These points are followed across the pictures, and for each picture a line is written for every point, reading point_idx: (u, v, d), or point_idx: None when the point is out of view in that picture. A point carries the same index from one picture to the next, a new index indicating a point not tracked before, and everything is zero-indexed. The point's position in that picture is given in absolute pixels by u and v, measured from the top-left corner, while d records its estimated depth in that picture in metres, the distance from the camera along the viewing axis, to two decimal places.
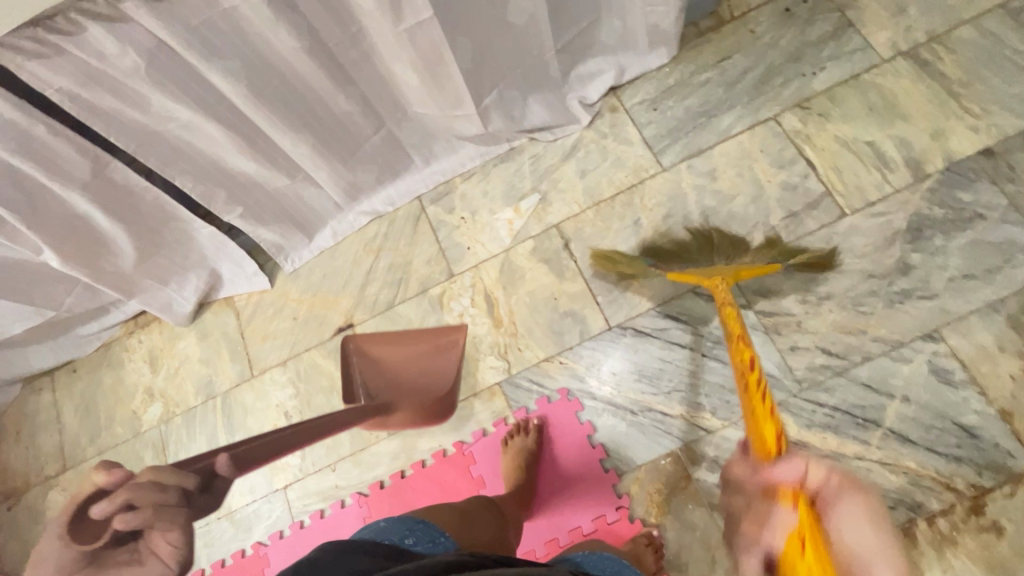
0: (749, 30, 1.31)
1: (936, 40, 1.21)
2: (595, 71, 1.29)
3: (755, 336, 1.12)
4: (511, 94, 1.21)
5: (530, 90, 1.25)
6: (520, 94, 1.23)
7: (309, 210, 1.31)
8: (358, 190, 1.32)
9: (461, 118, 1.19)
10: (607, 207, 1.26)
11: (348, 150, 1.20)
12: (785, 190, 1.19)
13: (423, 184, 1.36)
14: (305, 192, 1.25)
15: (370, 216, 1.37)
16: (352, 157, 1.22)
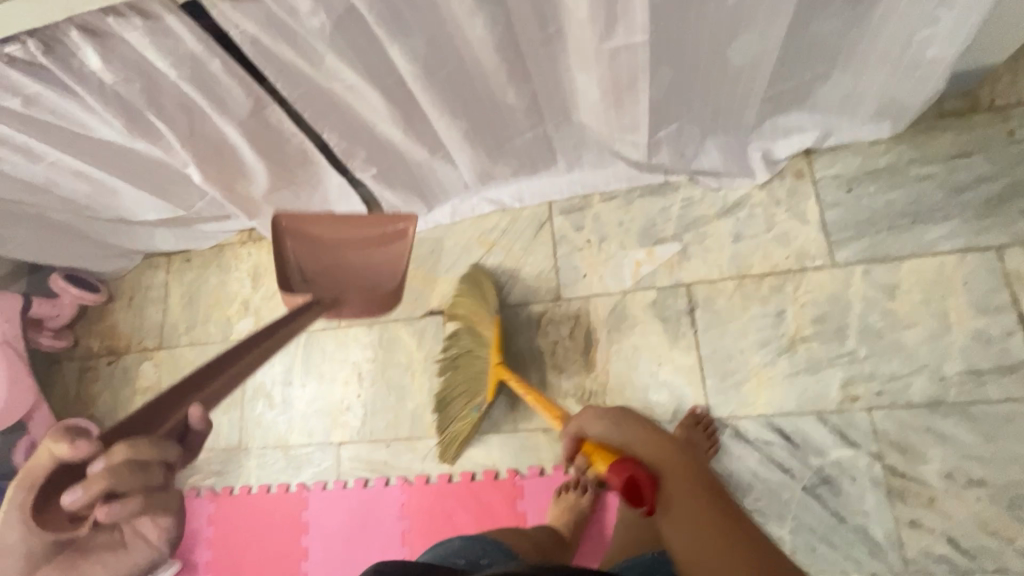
0: (1006, 130, 1.06)
1: None
2: (796, 127, 1.09)
3: (873, 491, 0.98)
4: (691, 130, 1.07)
5: (713, 129, 1.08)
6: (701, 131, 1.08)
7: (438, 184, 1.24)
8: (491, 179, 1.23)
9: (627, 142, 1.09)
10: (751, 284, 1.11)
11: (497, 142, 1.10)
12: (977, 340, 0.99)
13: (558, 191, 1.25)
14: (440, 168, 1.18)
15: (494, 206, 1.29)
16: (499, 148, 1.12)
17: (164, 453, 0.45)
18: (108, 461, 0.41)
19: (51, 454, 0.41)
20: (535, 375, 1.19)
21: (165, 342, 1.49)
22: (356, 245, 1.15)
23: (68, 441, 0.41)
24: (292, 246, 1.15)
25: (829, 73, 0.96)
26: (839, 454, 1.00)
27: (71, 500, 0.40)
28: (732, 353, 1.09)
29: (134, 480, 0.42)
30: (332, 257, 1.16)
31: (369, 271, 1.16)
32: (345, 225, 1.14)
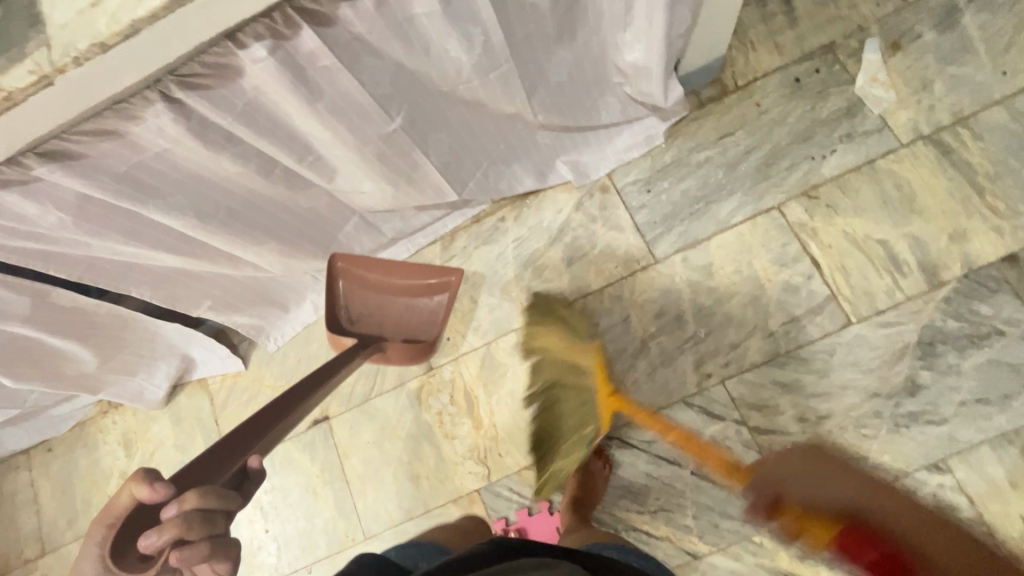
0: (754, 103, 1.20)
1: (960, 124, 1.11)
2: (585, 142, 1.17)
3: (748, 454, 1.06)
4: (496, 168, 1.12)
5: (510, 161, 1.13)
6: (503, 165, 1.13)
7: (287, 287, 1.21)
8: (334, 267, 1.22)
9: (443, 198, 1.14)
10: (594, 301, 1.18)
11: (325, 237, 1.10)
12: (786, 292, 1.10)
13: (406, 249, 1.27)
14: (282, 278, 1.16)
15: None
16: (331, 242, 1.13)
17: (223, 506, 0.51)
18: (179, 508, 0.48)
19: (136, 495, 0.49)
20: (431, 451, 1.20)
21: (47, 546, 1.36)
22: (402, 292, 1.23)
23: (147, 485, 0.49)
24: (351, 289, 1.21)
25: (589, 101, 1.05)
26: (711, 430, 1.08)
27: (147, 544, 0.46)
28: None
29: (198, 529, 0.49)
30: (384, 304, 1.24)
31: (406, 320, 1.23)
32: (391, 275, 1.20)
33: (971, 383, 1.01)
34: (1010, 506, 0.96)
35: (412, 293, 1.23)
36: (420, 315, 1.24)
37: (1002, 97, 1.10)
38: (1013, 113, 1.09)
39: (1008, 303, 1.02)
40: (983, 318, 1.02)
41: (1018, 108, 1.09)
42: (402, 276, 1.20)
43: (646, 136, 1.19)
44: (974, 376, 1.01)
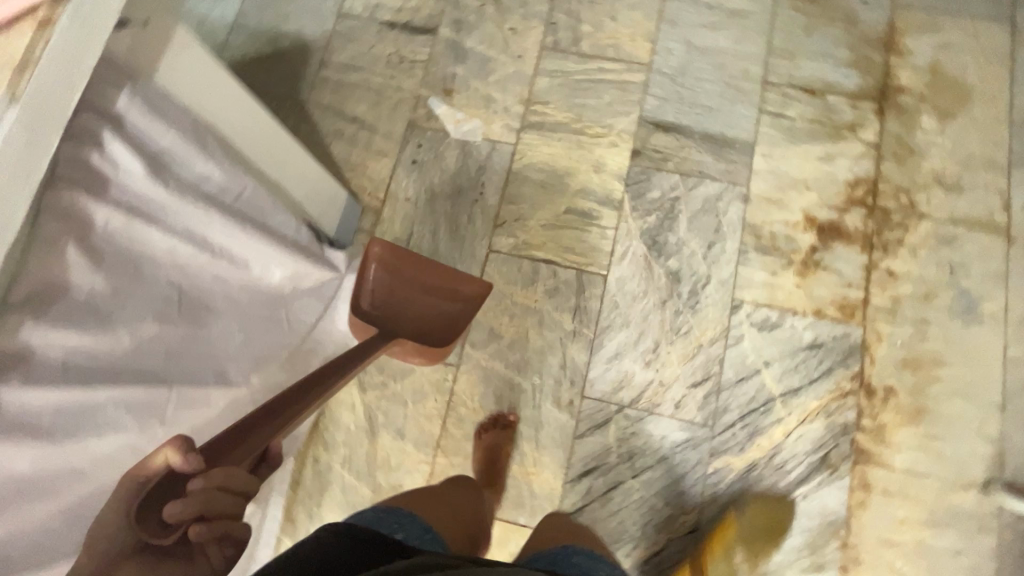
0: (405, 201, 1.31)
1: (530, 104, 1.36)
2: None
3: (646, 423, 1.15)
4: None
5: None
6: None
7: None
8: None
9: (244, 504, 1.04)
10: (448, 440, 1.19)
11: None
12: (552, 296, 1.23)
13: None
14: None
15: None
16: None
17: (245, 489, 0.53)
18: (204, 482, 0.50)
19: (164, 464, 0.50)
20: None
21: None
22: (441, 295, 1.08)
23: (180, 455, 0.50)
24: (374, 283, 1.06)
25: None
26: (612, 435, 1.16)
27: (173, 510, 0.48)
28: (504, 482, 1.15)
29: (222, 504, 0.51)
30: (397, 301, 1.07)
31: (424, 330, 1.06)
32: (432, 267, 1.05)
33: (695, 241, 1.24)
34: (786, 286, 1.20)
35: (435, 298, 1.07)
36: (438, 322, 1.08)
37: (534, 70, 1.38)
38: (549, 73, 1.37)
39: (661, 178, 1.28)
40: (660, 199, 1.27)
41: (548, 68, 1.38)
42: (434, 280, 1.06)
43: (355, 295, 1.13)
44: (693, 234, 1.24)
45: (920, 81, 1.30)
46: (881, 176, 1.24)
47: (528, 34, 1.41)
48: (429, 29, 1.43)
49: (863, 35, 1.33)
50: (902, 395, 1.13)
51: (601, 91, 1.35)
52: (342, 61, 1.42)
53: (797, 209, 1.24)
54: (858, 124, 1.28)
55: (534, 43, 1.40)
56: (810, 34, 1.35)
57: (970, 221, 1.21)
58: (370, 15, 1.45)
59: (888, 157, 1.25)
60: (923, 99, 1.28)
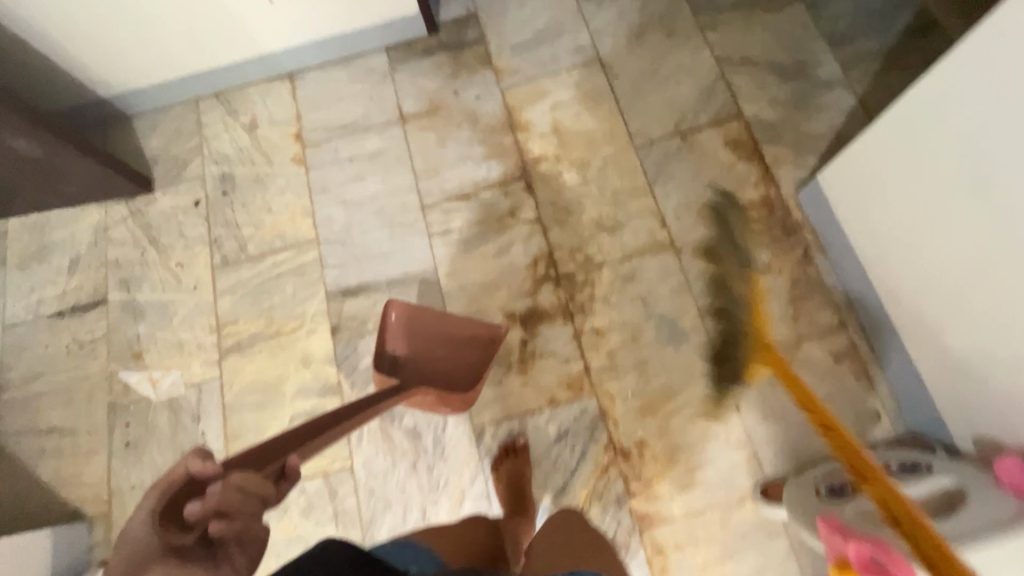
0: (131, 489, 1.22)
1: (222, 328, 1.32)
2: None
3: None
4: None
5: None
6: None
7: None
8: None
9: None
10: None
11: None
12: (310, 514, 1.17)
13: None
14: None
15: None
16: None
17: (262, 491, 0.58)
18: (222, 483, 0.54)
19: (187, 468, 0.55)
20: None
21: None
22: (455, 343, 1.20)
23: (200, 460, 0.55)
24: (403, 337, 1.20)
25: None
26: None
27: (193, 508, 0.53)
28: None
29: (239, 502, 0.55)
30: (422, 353, 1.20)
31: (450, 377, 1.20)
32: (450, 325, 1.18)
33: None
34: (514, 390, 1.20)
35: (456, 345, 1.20)
36: (460, 366, 1.20)
37: (213, 293, 1.35)
38: (229, 289, 1.35)
39: (368, 342, 1.27)
40: None
41: (225, 285, 1.35)
42: (449, 330, 1.19)
43: None
44: None
45: (550, 144, 1.39)
46: (554, 245, 1.30)
47: (196, 261, 1.39)
48: (99, 299, 1.38)
49: (487, 126, 1.42)
50: (653, 443, 1.14)
51: (282, 285, 1.34)
52: (24, 373, 1.33)
53: (496, 311, 1.26)
54: (516, 207, 1.34)
55: (204, 267, 1.38)
56: (444, 146, 1.41)
57: (641, 249, 1.27)
58: (35, 313, 1.38)
59: (551, 225, 1.31)
60: (558, 160, 1.37)
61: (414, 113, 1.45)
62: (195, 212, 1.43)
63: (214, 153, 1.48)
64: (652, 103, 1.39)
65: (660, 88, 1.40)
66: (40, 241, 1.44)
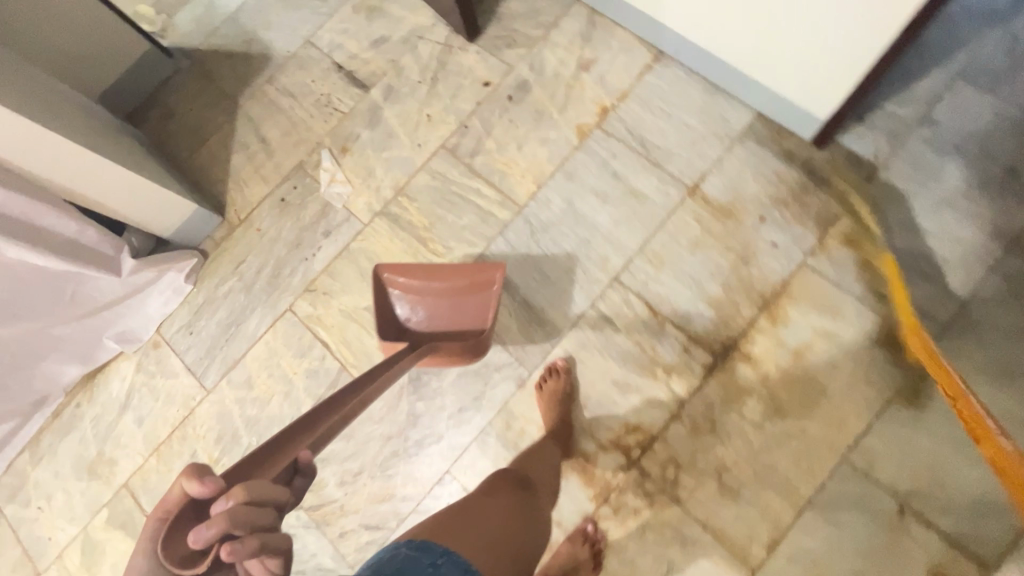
0: (255, 229, 1.40)
1: (400, 194, 1.36)
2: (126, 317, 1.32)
3: (310, 534, 1.19)
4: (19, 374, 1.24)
5: (37, 359, 1.25)
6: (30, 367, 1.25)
7: None
8: None
9: None
10: (166, 449, 1.29)
11: None
12: (310, 379, 1.28)
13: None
14: None
15: None
16: None
17: (273, 496, 0.54)
18: (228, 504, 0.49)
19: (184, 492, 0.52)
20: None
21: None
22: (452, 295, 1.20)
23: (198, 480, 0.51)
24: (400, 296, 1.22)
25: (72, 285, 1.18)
26: None
27: (198, 537, 0.47)
28: None
29: (253, 517, 0.50)
30: (428, 313, 1.22)
31: (454, 329, 1.22)
32: (441, 283, 1.19)
33: (451, 398, 1.20)
34: None
35: (459, 297, 1.20)
36: (466, 318, 1.20)
37: (423, 164, 1.38)
38: (434, 173, 1.36)
39: None
40: None
41: (435, 168, 1.37)
42: (448, 282, 1.19)
43: (175, 286, 1.35)
44: (453, 391, 1.20)
45: (774, 360, 1.11)
46: (663, 437, 1.11)
47: (438, 126, 1.40)
48: (364, 85, 1.47)
49: (745, 280, 1.16)
50: None
51: (463, 212, 1.32)
52: (286, 83, 1.52)
53: None
54: (676, 369, 1.14)
55: (438, 138, 1.39)
56: (691, 254, 1.19)
57: (722, 535, 1.05)
58: (328, 52, 1.52)
59: (683, 420, 1.11)
60: (762, 380, 1.10)
61: (705, 198, 1.22)
62: (476, 89, 1.40)
63: (536, 58, 1.40)
64: (922, 447, 1.02)
65: (948, 447, 1.02)
66: (378, 3, 1.53)
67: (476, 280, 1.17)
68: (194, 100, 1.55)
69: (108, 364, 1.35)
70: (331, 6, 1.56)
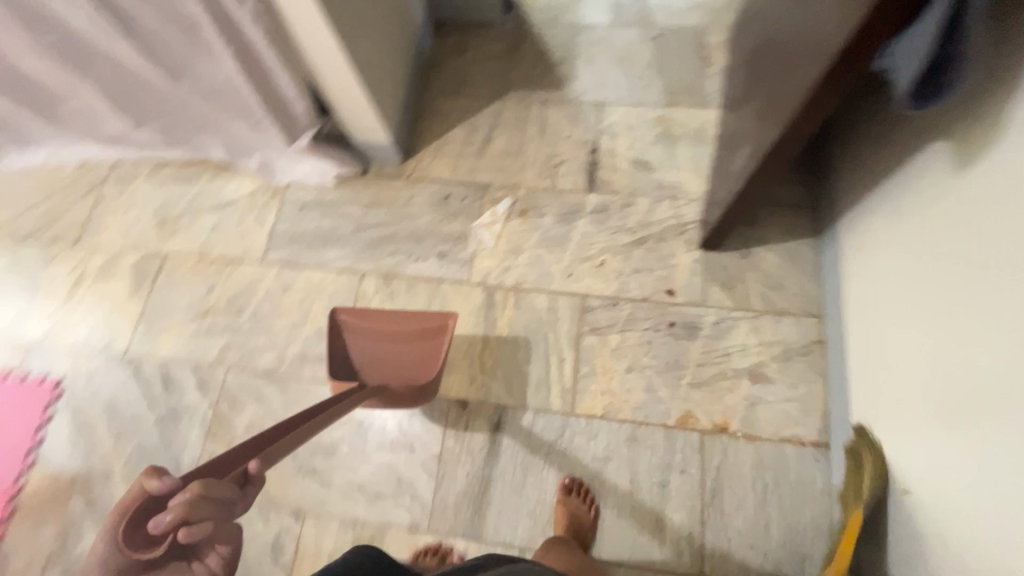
0: (408, 195, 1.43)
1: (513, 291, 1.31)
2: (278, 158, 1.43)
3: (198, 428, 1.27)
4: (186, 127, 1.40)
5: (204, 130, 1.40)
6: (195, 129, 1.40)
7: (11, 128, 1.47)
8: (53, 132, 1.47)
9: (141, 124, 1.41)
10: (204, 263, 1.42)
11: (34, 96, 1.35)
12: (316, 334, 1.33)
13: (123, 155, 1.54)
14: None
15: (77, 156, 1.55)
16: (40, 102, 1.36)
17: (229, 492, 0.47)
18: (185, 496, 0.43)
19: (144, 488, 0.44)
20: (27, 297, 1.44)
21: None
22: (406, 341, 1.18)
23: (156, 476, 0.45)
24: (351, 342, 1.17)
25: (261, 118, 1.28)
26: (194, 396, 1.30)
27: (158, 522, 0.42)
28: (164, 310, 1.39)
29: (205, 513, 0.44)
30: (380, 354, 1.18)
31: (405, 369, 1.15)
32: (399, 324, 1.16)
33: (365, 471, 1.19)
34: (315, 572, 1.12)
35: (412, 343, 1.18)
36: (418, 367, 1.17)
37: (554, 290, 1.31)
38: (552, 306, 1.29)
39: (433, 430, 1.21)
40: (411, 432, 1.21)
41: (558, 304, 1.29)
42: (405, 321, 1.17)
43: (323, 172, 1.43)
44: (372, 468, 1.19)
45: None
46: None
47: (598, 278, 1.30)
48: (592, 183, 1.40)
49: None
50: None
51: (534, 360, 1.25)
52: (548, 117, 1.48)
53: None
54: None
55: (587, 285, 1.30)
56: None
57: None
58: (600, 128, 1.45)
59: None
60: None
61: None
62: (657, 287, 1.28)
63: (728, 322, 1.24)
64: None
65: None
66: (676, 137, 1.42)
67: (429, 328, 1.17)
68: (485, 58, 1.57)
69: (240, 170, 1.50)
70: (644, 99, 1.47)
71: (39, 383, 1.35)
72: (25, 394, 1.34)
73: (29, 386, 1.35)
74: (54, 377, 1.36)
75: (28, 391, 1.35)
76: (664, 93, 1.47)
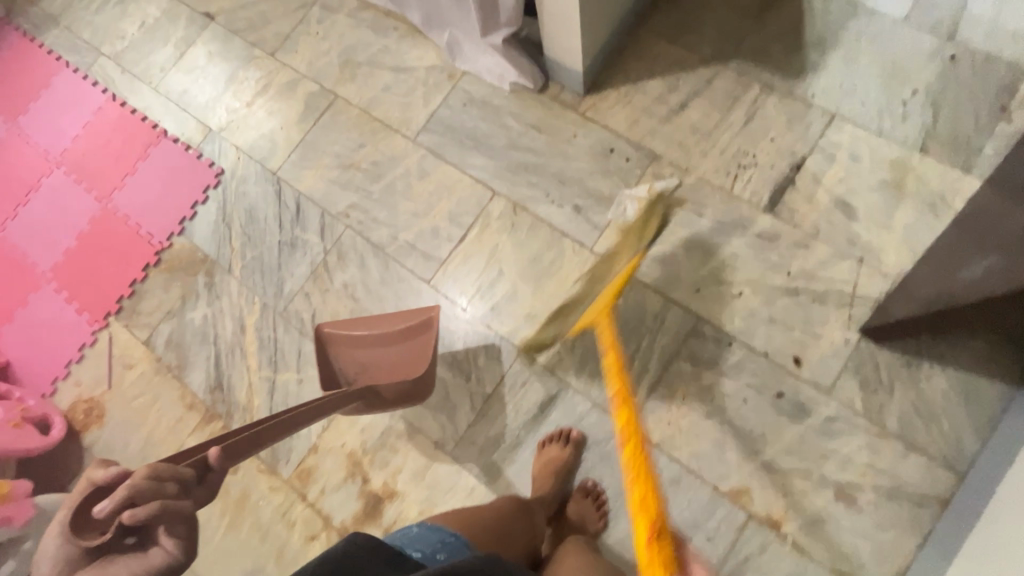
0: (572, 133, 1.33)
1: (629, 279, 1.22)
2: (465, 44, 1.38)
3: (306, 266, 1.39)
4: None
5: None
6: None
7: None
8: None
9: None
10: (364, 120, 1.46)
11: None
12: (430, 231, 1.34)
13: None
14: None
15: None
16: None
17: (173, 475, 0.58)
18: (127, 480, 0.55)
19: (92, 479, 0.57)
20: (221, 87, 1.59)
21: None
22: (392, 341, 1.20)
23: (101, 469, 0.58)
24: (340, 355, 1.20)
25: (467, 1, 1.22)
26: (313, 236, 1.41)
27: (102, 508, 0.54)
28: (317, 148, 1.47)
29: (148, 495, 0.55)
30: (368, 359, 1.20)
31: (395, 369, 1.18)
32: (379, 331, 1.19)
33: None
34: (347, 434, 1.25)
35: (399, 343, 1.19)
36: (409, 362, 1.18)
37: (671, 297, 1.19)
38: (661, 314, 1.19)
39: (493, 371, 1.22)
40: (473, 362, 1.24)
41: (667, 314, 1.18)
42: (389, 323, 1.20)
43: (500, 77, 1.37)
44: None
45: None
46: None
47: (723, 308, 1.16)
48: (771, 204, 1.20)
49: None
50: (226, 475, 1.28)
51: (616, 357, 1.18)
52: (761, 109, 1.26)
53: (406, 487, 1.20)
54: None
55: (708, 309, 1.17)
56: None
57: None
58: (815, 146, 1.21)
59: None
60: None
61: None
62: (784, 349, 1.12)
63: (844, 424, 1.07)
64: None
65: None
66: (901, 193, 1.16)
67: (413, 325, 1.19)
68: (726, 10, 1.33)
69: (430, 40, 1.47)
70: (887, 132, 1.19)
71: (205, 167, 1.53)
72: (193, 171, 1.53)
73: (197, 165, 1.54)
74: (217, 168, 1.52)
75: (196, 170, 1.53)
76: (916, 135, 1.18)
